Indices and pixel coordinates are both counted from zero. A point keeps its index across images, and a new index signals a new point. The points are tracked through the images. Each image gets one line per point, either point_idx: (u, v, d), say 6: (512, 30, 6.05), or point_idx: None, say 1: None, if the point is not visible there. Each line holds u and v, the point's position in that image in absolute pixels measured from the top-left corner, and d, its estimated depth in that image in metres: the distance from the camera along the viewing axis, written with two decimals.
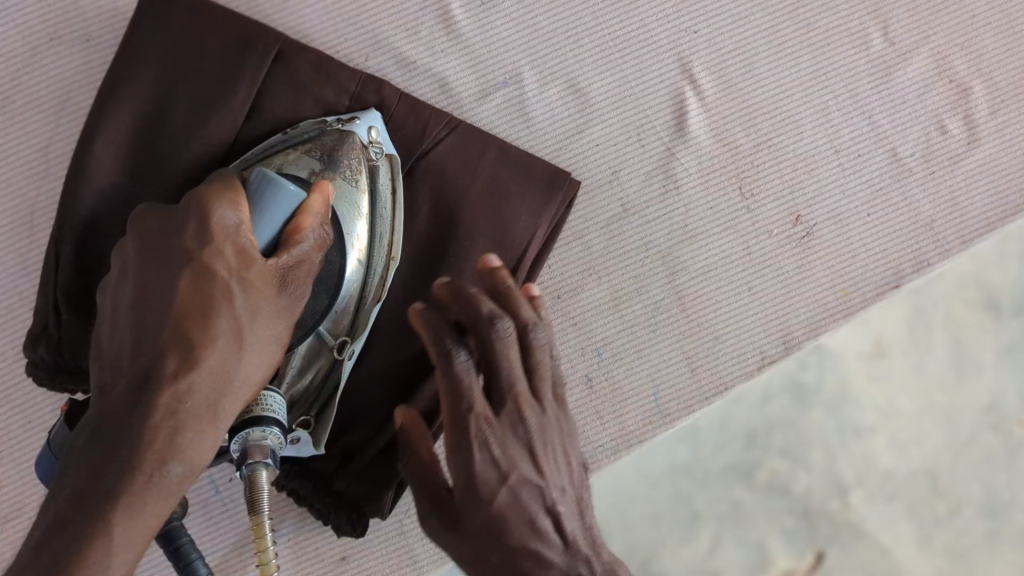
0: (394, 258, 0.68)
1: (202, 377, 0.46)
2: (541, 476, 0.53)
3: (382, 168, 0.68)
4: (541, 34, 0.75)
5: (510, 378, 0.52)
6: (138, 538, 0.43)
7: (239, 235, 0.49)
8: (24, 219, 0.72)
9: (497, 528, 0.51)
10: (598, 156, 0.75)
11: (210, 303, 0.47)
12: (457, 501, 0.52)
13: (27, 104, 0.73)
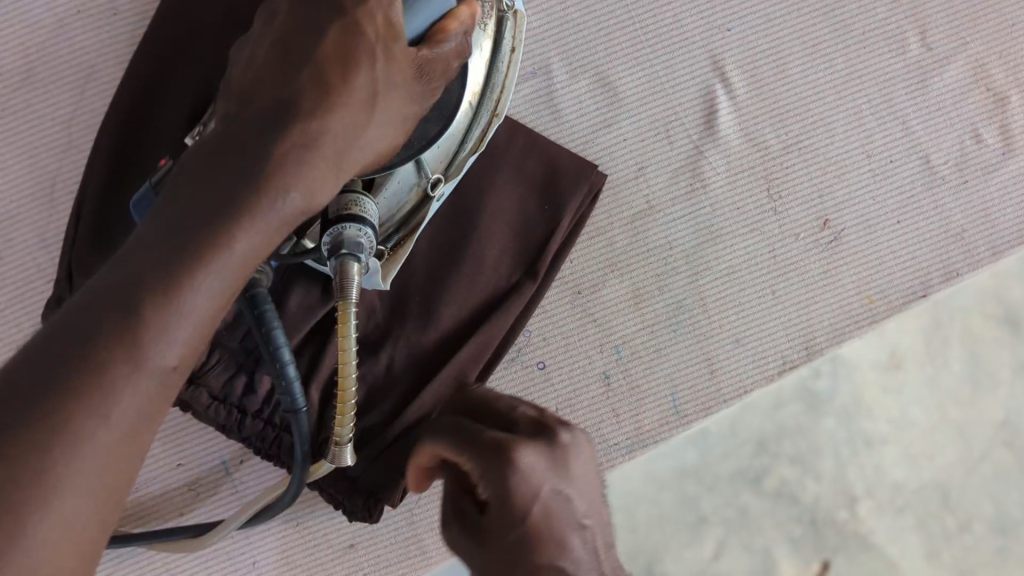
0: (500, 115, 0.61)
1: (331, 132, 0.43)
2: (572, 486, 0.39)
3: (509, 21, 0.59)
4: (572, 26, 0.74)
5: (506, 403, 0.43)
6: (249, 261, 0.40)
7: (391, 8, 0.46)
8: (43, 192, 0.72)
9: (536, 551, 0.38)
10: (625, 151, 0.74)
11: (353, 56, 0.45)
12: (488, 533, 0.39)
13: (53, 76, 0.72)
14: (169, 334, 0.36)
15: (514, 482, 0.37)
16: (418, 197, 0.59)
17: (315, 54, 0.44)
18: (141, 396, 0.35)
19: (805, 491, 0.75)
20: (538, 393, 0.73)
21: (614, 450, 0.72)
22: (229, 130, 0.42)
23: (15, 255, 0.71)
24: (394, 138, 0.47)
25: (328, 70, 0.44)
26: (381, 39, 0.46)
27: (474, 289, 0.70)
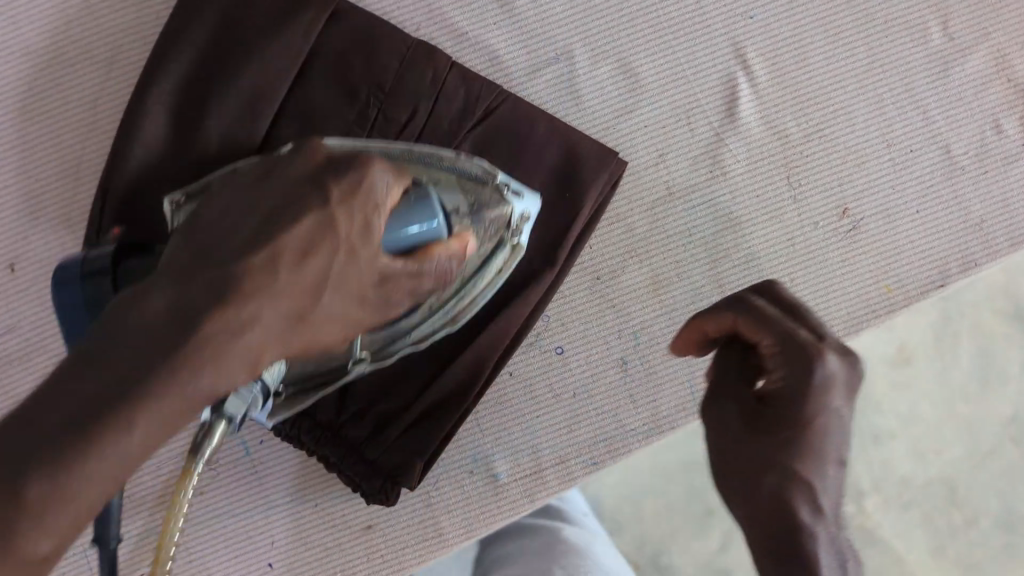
0: (455, 325, 0.63)
1: (313, 261, 0.44)
2: (844, 401, 0.48)
3: (501, 254, 0.61)
4: (594, 12, 0.74)
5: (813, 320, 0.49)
6: (171, 416, 0.39)
7: (373, 213, 0.47)
8: (70, 173, 0.73)
9: (795, 445, 0.47)
10: (645, 138, 0.74)
11: (318, 245, 0.44)
12: (765, 420, 0.48)
13: (79, 56, 0.73)
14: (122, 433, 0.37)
15: (816, 380, 0.46)
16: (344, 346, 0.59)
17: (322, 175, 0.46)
18: (47, 532, 0.37)
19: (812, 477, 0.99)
20: (556, 379, 0.74)
21: (627, 434, 0.74)
22: (192, 268, 0.42)
23: (44, 238, 0.73)
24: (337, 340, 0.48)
25: (331, 190, 0.46)
26: (355, 234, 0.46)
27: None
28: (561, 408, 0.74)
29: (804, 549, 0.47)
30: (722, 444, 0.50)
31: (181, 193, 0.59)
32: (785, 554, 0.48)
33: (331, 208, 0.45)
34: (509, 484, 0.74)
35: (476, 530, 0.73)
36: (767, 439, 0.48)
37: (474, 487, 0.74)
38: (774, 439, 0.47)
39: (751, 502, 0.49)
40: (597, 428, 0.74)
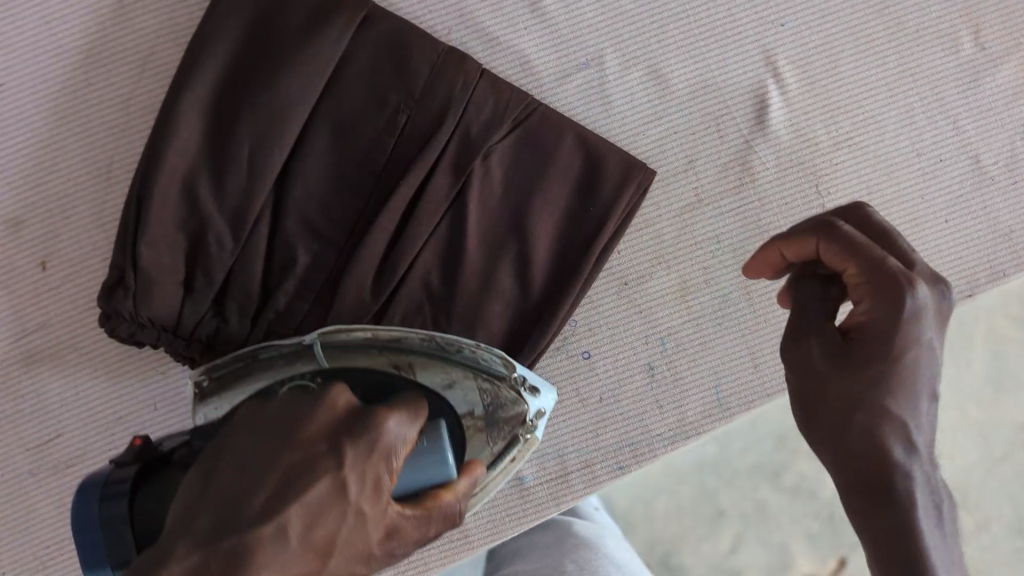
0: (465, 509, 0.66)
1: (321, 530, 0.42)
2: (933, 337, 0.48)
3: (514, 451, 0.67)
4: (625, 17, 0.74)
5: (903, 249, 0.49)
6: None
7: (391, 456, 0.46)
8: (101, 172, 0.74)
9: (887, 379, 0.47)
10: (675, 144, 0.74)
11: (329, 509, 0.42)
12: (853, 355, 0.48)
13: (111, 57, 0.73)
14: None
15: (908, 309, 0.46)
16: None
17: (337, 437, 0.45)
18: None
19: (823, 487, 1.00)
20: (583, 383, 0.74)
21: (654, 440, 0.74)
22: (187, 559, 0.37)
23: (76, 237, 0.73)
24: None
25: (346, 450, 0.44)
26: (368, 501, 0.44)
27: (522, 288, 0.73)
28: (587, 413, 0.74)
29: (897, 483, 0.45)
30: (810, 384, 0.49)
31: (203, 375, 0.65)
32: (877, 488, 0.46)
33: (344, 473, 0.43)
34: (535, 488, 0.74)
35: (501, 533, 0.74)
36: (852, 373, 0.47)
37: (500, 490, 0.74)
38: (864, 373, 0.47)
39: (836, 443, 0.47)
40: (623, 432, 0.74)
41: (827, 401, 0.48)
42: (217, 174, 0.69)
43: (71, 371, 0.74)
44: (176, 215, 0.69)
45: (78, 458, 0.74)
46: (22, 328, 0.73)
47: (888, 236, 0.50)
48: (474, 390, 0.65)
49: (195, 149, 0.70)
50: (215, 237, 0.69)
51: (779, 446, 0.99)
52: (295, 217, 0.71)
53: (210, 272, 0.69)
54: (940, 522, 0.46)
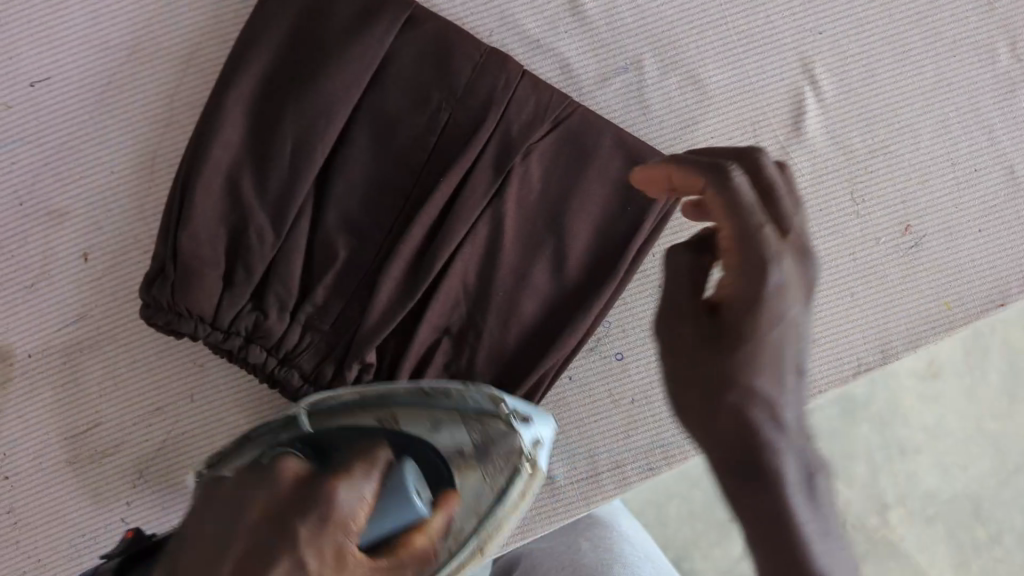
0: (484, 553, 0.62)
1: None
2: (796, 316, 0.46)
3: (520, 482, 0.63)
4: (665, 22, 0.75)
5: (780, 214, 0.46)
6: None
7: None
8: (144, 166, 0.75)
9: (750, 358, 0.45)
10: (711, 149, 0.75)
11: None
12: (723, 328, 0.46)
13: (157, 52, 0.74)
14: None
15: (771, 287, 0.44)
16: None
17: None
18: None
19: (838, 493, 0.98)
20: (615, 384, 0.75)
21: (683, 441, 0.75)
22: None
23: (118, 230, 0.75)
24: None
25: None
26: None
27: (555, 284, 0.73)
28: (618, 413, 0.75)
29: (764, 460, 0.44)
30: (680, 366, 0.48)
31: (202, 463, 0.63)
32: (743, 467, 0.44)
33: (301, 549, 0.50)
34: (565, 486, 0.75)
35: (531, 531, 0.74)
36: (719, 353, 0.46)
37: None
38: (736, 354, 0.45)
39: (709, 427, 0.46)
40: (653, 432, 0.75)
41: (696, 382, 0.47)
42: (263, 168, 0.71)
43: (109, 361, 0.75)
44: (219, 208, 0.70)
45: (114, 447, 0.75)
46: (63, 318, 0.75)
47: (767, 192, 0.46)
48: (465, 432, 0.64)
49: (240, 144, 0.71)
50: (256, 229, 0.70)
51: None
52: (336, 213, 0.72)
53: (251, 265, 0.70)
54: (814, 493, 0.44)
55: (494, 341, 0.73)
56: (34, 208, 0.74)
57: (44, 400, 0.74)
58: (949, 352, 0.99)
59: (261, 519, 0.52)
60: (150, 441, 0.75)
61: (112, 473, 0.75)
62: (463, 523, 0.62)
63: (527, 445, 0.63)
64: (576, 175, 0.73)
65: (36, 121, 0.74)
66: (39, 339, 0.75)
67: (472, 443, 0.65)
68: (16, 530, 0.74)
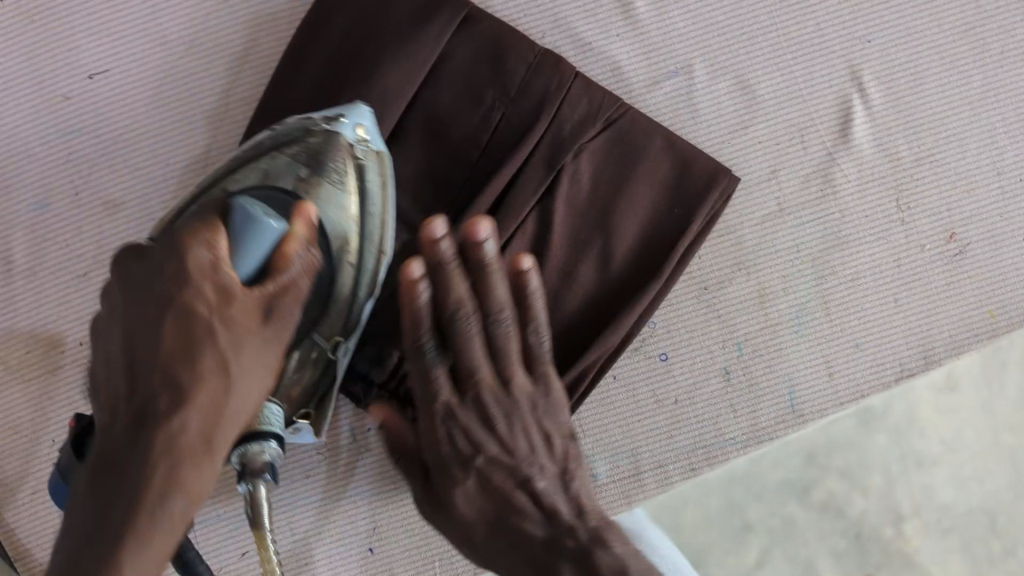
0: (386, 256, 0.67)
1: (202, 362, 0.45)
2: (514, 455, 0.55)
3: (370, 166, 0.67)
4: (716, 28, 0.76)
5: (471, 362, 0.54)
6: (160, 544, 0.43)
7: (217, 272, 0.47)
8: (198, 160, 0.75)
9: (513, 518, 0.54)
10: (759, 153, 0.76)
11: (195, 335, 0.46)
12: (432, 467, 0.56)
13: (216, 48, 0.75)
14: (163, 512, 0.43)
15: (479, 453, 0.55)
16: (323, 363, 0.65)
17: (187, 330, 0.46)
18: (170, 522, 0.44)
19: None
20: (660, 384, 0.76)
21: (727, 442, 0.75)
22: (107, 448, 0.44)
23: None
24: (268, 380, 0.49)
25: (219, 335, 0.46)
26: (216, 308, 0.47)
27: (598, 282, 0.74)
28: (661, 413, 0.76)
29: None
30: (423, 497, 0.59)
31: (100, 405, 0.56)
32: None
33: (182, 301, 0.46)
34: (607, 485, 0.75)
35: None
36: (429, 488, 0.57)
37: None
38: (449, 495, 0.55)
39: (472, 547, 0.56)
40: (697, 434, 0.75)
41: (487, 541, 0.55)
42: None
43: None
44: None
45: None
46: None
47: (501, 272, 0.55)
48: (292, 159, 0.66)
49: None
50: None
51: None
52: None
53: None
54: None
55: None
56: (89, 199, 0.75)
57: None
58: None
59: (126, 301, 0.48)
60: None
61: None
62: (336, 233, 0.64)
63: (349, 135, 0.66)
64: (623, 179, 0.74)
65: (94, 112, 0.75)
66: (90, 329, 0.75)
67: (304, 168, 0.65)
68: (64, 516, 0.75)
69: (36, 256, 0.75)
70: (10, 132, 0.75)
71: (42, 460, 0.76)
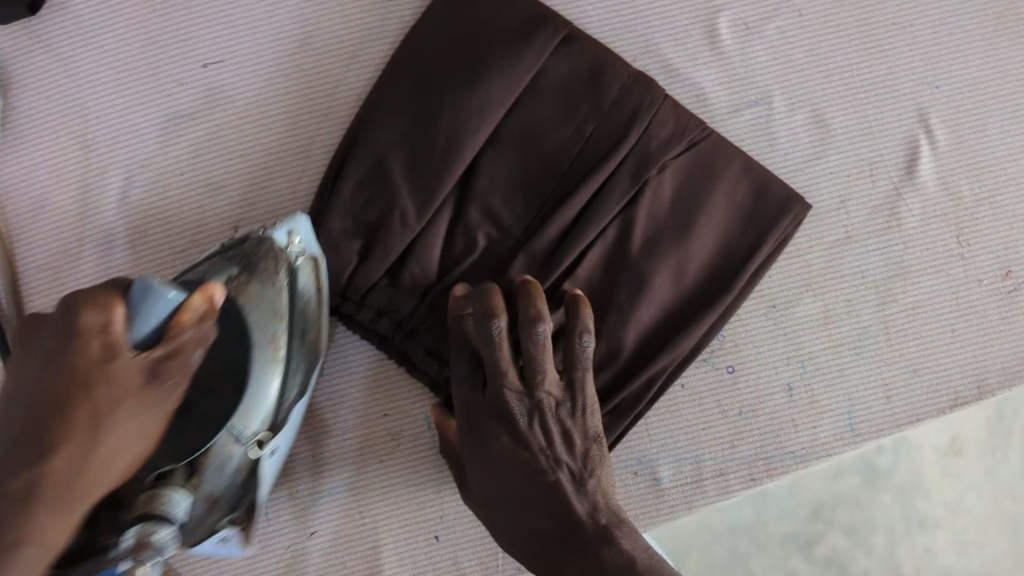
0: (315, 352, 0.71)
1: (70, 414, 0.48)
2: (555, 445, 0.70)
3: (304, 270, 0.70)
4: (795, 64, 0.81)
5: (534, 365, 0.70)
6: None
7: (106, 333, 0.49)
8: (301, 149, 0.79)
9: (548, 499, 0.68)
10: (832, 181, 0.80)
11: (78, 382, 0.49)
12: (484, 453, 0.70)
13: (325, 47, 0.79)
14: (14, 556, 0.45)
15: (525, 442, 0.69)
16: (251, 459, 0.65)
17: (71, 385, 0.49)
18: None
19: (854, 563, 0.90)
20: (726, 395, 0.79)
21: (786, 456, 0.79)
22: None
23: (269, 205, 0.79)
24: (140, 441, 0.53)
25: (96, 390, 0.49)
26: (99, 360, 0.49)
27: (674, 291, 0.77)
28: (726, 423, 0.79)
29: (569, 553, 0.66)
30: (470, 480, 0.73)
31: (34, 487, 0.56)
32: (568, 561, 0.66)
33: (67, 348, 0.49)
34: (671, 489, 0.79)
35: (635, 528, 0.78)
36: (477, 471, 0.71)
37: (639, 487, 0.78)
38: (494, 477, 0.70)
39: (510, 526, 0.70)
40: (758, 445, 0.79)
41: (524, 516, 0.69)
42: (414, 161, 0.75)
43: None
44: (369, 184, 0.74)
45: None
46: None
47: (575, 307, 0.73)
48: (226, 265, 0.67)
49: (396, 130, 0.75)
50: (400, 215, 0.74)
51: (815, 518, 0.90)
52: (479, 206, 0.76)
53: (390, 244, 0.73)
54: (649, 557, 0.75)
55: (614, 341, 0.76)
56: (194, 181, 0.79)
57: None
58: (977, 428, 0.91)
59: (22, 353, 0.51)
60: None
61: None
62: (265, 329, 0.66)
63: (281, 241, 0.68)
64: (705, 193, 0.77)
65: (203, 100, 0.79)
66: None
67: (239, 264, 0.67)
68: None
69: (137, 231, 0.78)
70: (124, 114, 0.78)
71: None
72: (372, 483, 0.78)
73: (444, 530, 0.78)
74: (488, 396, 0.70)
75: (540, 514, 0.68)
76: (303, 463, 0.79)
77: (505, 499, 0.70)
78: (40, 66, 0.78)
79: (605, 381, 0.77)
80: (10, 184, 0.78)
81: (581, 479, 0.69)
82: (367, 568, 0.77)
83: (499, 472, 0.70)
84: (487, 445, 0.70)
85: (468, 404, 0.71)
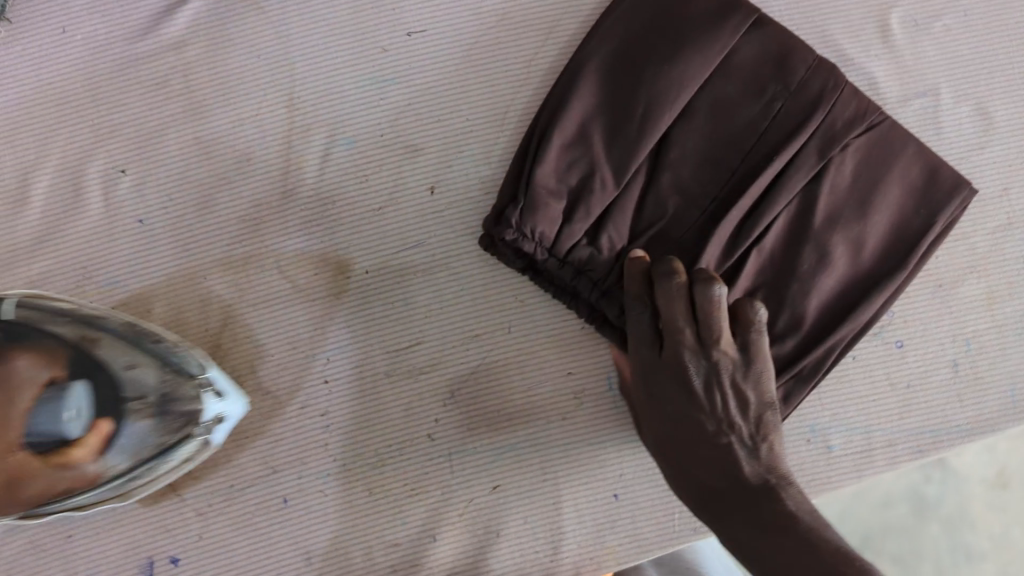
0: (121, 498, 0.72)
1: None
2: (729, 407, 0.70)
3: (187, 445, 0.72)
4: (961, 60, 0.86)
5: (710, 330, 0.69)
6: None
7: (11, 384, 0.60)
8: (498, 117, 0.82)
9: (717, 457, 0.70)
10: (994, 171, 0.85)
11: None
12: (659, 406, 0.72)
13: (523, 23, 0.84)
14: None
15: (698, 403, 0.70)
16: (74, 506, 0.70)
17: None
18: None
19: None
20: (895, 367, 0.83)
21: (952, 429, 0.82)
22: None
23: (464, 169, 0.82)
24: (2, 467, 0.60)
25: None
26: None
27: (851, 266, 0.79)
28: (896, 394, 0.83)
29: (737, 515, 0.69)
30: (647, 427, 0.75)
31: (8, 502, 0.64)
32: (732, 519, 0.69)
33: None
34: (841, 456, 0.82)
35: (806, 491, 0.81)
36: (653, 420, 0.74)
37: (812, 453, 0.81)
38: (667, 428, 0.72)
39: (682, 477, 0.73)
40: (927, 417, 0.82)
41: (693, 471, 0.71)
42: (613, 130, 0.78)
43: (438, 285, 0.81)
44: (571, 149, 0.78)
45: (432, 366, 0.81)
46: (403, 242, 0.81)
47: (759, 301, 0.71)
48: (148, 382, 0.69)
49: (598, 100, 0.79)
50: (599, 180, 0.77)
51: (864, 547, 0.97)
52: (671, 175, 0.79)
53: (591, 206, 0.77)
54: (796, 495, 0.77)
55: (798, 309, 0.78)
56: (393, 141, 0.82)
57: (376, 316, 0.81)
58: (1019, 463, 1.00)
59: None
60: (465, 366, 0.81)
61: (426, 390, 0.80)
62: (139, 444, 0.68)
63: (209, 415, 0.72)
64: (883, 172, 0.80)
65: (404, 67, 0.82)
66: (378, 260, 0.81)
67: (156, 393, 0.69)
68: (329, 433, 0.80)
69: (337, 189, 0.81)
70: (330, 75, 0.82)
71: (316, 378, 0.80)
72: (554, 439, 0.81)
73: (625, 485, 0.81)
74: (664, 356, 0.71)
75: (710, 471, 0.70)
76: (487, 419, 0.80)
77: (676, 454, 0.72)
78: (253, 27, 0.82)
79: (790, 350, 0.79)
80: (218, 136, 0.81)
81: (751, 444, 0.70)
82: (548, 522, 0.80)
83: (672, 429, 0.72)
84: (662, 401, 0.72)
85: (646, 359, 0.72)
